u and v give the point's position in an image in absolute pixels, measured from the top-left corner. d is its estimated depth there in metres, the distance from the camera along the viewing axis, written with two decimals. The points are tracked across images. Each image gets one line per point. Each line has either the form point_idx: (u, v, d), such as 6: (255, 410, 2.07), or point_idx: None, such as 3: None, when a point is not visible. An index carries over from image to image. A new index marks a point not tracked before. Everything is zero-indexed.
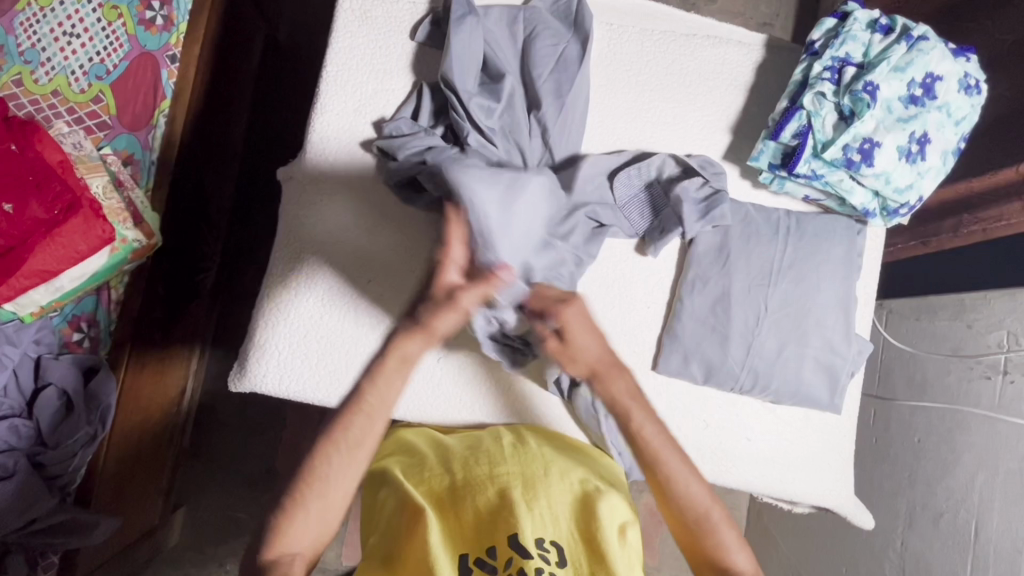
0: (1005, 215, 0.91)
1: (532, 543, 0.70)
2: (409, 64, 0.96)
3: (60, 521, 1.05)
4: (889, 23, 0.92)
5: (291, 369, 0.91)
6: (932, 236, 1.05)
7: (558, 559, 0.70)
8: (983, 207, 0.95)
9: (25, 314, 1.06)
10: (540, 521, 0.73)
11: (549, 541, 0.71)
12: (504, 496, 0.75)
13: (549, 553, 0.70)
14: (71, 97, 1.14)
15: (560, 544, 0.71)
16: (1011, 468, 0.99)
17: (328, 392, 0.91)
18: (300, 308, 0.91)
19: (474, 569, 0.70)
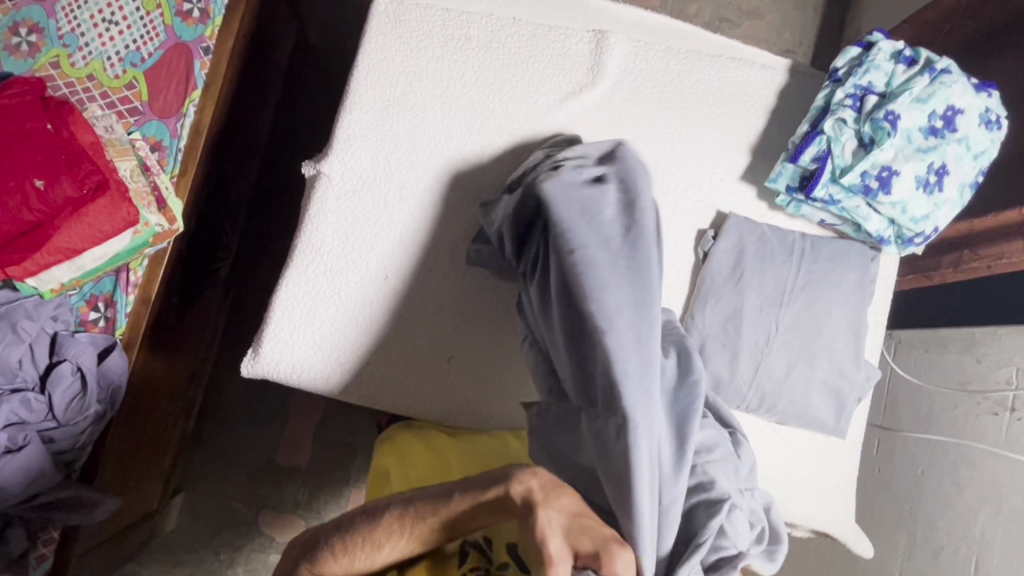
0: (1006, 254, 0.93)
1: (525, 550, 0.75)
2: (437, 67, 0.97)
3: (63, 497, 1.06)
4: (913, 55, 0.93)
5: (301, 359, 0.92)
6: (950, 264, 1.04)
7: None
8: (982, 246, 0.98)
9: (46, 290, 1.08)
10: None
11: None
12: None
13: None
14: (105, 82, 1.17)
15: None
16: (1015, 506, 0.99)
17: (337, 384, 0.93)
18: (313, 299, 0.93)
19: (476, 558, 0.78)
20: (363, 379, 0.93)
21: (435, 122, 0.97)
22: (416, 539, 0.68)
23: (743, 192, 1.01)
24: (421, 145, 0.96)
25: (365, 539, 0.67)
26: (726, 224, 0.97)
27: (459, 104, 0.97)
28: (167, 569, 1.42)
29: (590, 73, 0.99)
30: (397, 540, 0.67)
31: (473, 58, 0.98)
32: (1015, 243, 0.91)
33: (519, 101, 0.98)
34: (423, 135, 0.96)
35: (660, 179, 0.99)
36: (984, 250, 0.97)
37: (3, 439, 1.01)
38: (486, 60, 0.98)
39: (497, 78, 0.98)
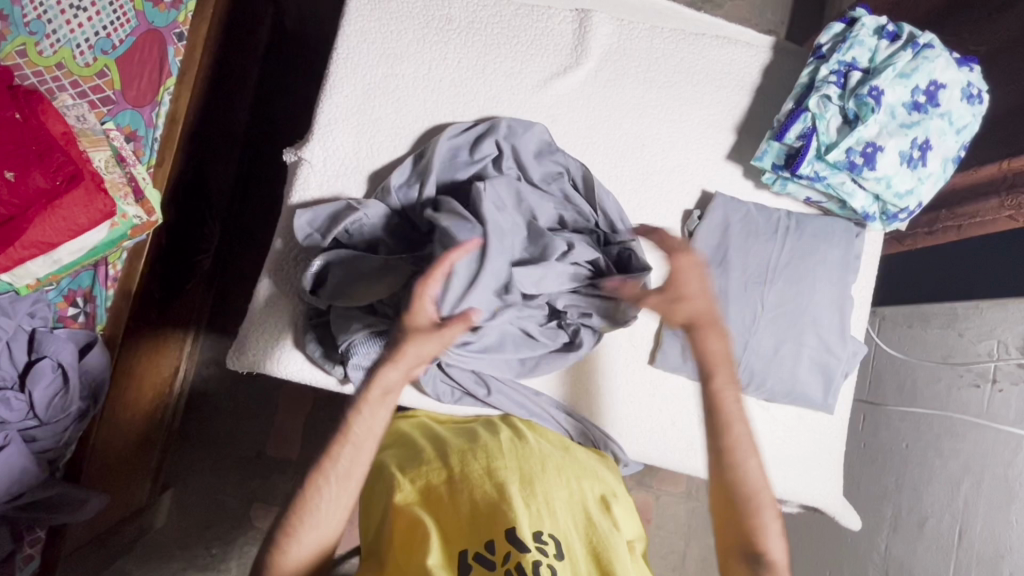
0: (980, 213, 0.96)
1: (530, 537, 0.65)
2: (418, 49, 0.95)
3: (48, 496, 1.05)
4: (896, 30, 0.92)
5: (269, 355, 0.91)
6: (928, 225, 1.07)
7: (557, 551, 0.65)
8: (958, 205, 1.00)
9: (21, 286, 1.05)
10: (537, 516, 0.68)
11: (546, 533, 0.66)
12: (500, 492, 0.69)
13: (547, 545, 0.65)
14: (75, 70, 1.13)
15: (558, 539, 0.67)
16: (996, 475, 1.01)
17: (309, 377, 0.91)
18: (286, 292, 0.92)
19: (473, 565, 0.64)
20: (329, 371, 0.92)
21: (418, 105, 0.95)
22: (342, 483, 0.69)
23: (729, 172, 1.01)
24: (403, 129, 0.94)
25: (297, 512, 0.68)
26: (713, 206, 0.96)
27: (442, 86, 0.95)
28: (160, 566, 1.41)
29: (574, 52, 0.98)
30: (324, 491, 0.68)
31: (456, 39, 0.96)
32: (990, 203, 0.93)
33: (503, 83, 0.96)
34: (405, 120, 0.94)
35: (646, 161, 0.99)
36: (958, 210, 1.00)
37: None
38: (469, 41, 0.96)
39: (479, 59, 0.96)
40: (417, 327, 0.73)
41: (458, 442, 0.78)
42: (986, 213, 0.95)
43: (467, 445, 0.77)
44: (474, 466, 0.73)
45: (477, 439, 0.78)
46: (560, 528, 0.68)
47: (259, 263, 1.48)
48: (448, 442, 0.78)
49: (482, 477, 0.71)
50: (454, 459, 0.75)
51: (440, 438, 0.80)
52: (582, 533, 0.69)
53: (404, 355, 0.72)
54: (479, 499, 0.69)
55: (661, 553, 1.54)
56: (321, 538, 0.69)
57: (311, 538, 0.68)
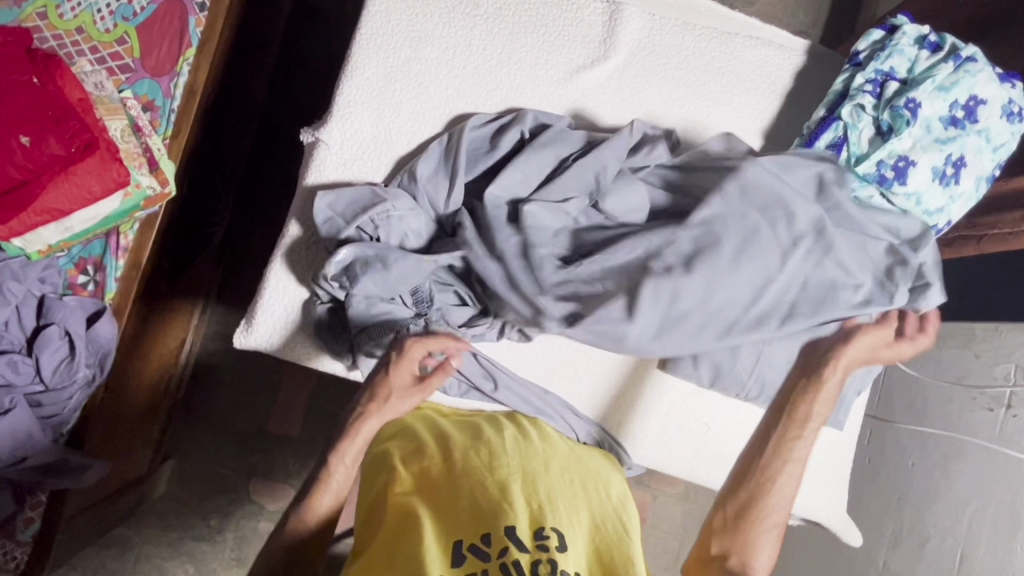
0: (997, 224, 0.91)
1: (530, 534, 0.63)
2: (443, 34, 0.93)
3: (51, 462, 1.06)
4: (938, 41, 0.89)
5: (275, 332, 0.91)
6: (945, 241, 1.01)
7: (559, 544, 0.63)
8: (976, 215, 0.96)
9: (32, 251, 1.05)
10: (539, 511, 0.66)
11: (549, 528, 0.64)
12: (501, 490, 0.68)
13: (549, 539, 0.63)
14: (94, 35, 1.12)
15: (561, 533, 0.64)
16: (1004, 500, 1.00)
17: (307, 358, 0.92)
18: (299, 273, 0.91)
19: (468, 557, 0.62)
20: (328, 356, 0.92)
21: (440, 92, 0.93)
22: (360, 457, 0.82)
23: None
24: (424, 115, 0.92)
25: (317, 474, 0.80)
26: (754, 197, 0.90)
27: (464, 73, 0.93)
28: (158, 534, 1.42)
29: (603, 45, 0.96)
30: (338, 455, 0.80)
31: (482, 25, 0.94)
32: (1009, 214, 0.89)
33: (528, 73, 0.94)
34: (425, 106, 0.92)
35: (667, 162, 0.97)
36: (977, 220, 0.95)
37: None
38: (496, 28, 0.94)
39: (505, 47, 0.94)
40: (401, 389, 0.83)
41: (460, 438, 0.77)
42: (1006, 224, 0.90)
43: (471, 442, 0.76)
44: (475, 463, 0.71)
45: (480, 437, 0.77)
46: (563, 523, 0.66)
47: (270, 241, 1.47)
48: (452, 438, 0.77)
49: (482, 474, 0.70)
50: (455, 457, 0.73)
51: (444, 433, 0.79)
52: (587, 533, 0.68)
53: (389, 400, 0.83)
54: (476, 494, 0.67)
55: (655, 553, 1.54)
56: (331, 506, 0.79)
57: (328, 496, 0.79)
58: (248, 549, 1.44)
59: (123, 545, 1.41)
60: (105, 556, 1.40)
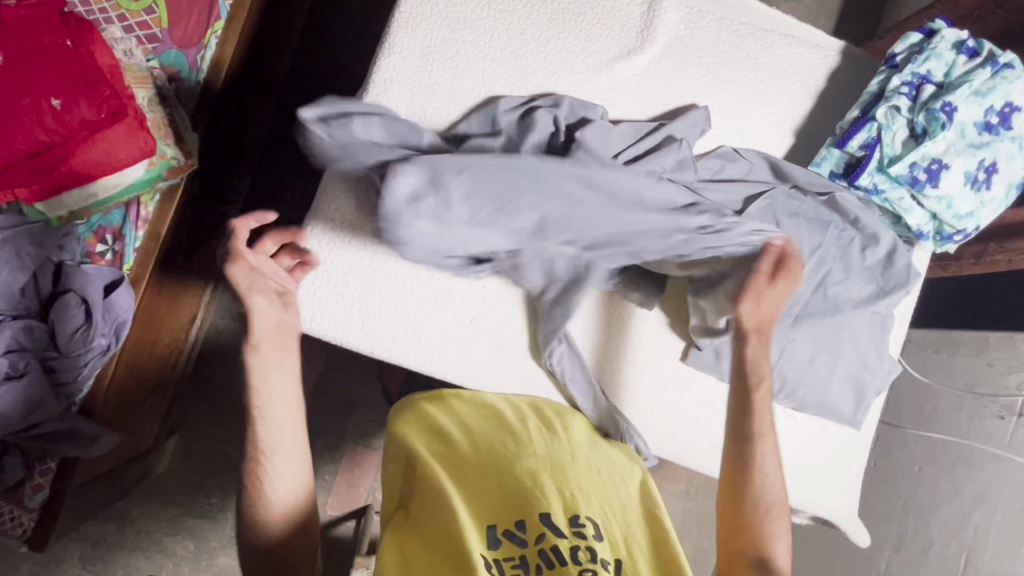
0: None
1: (565, 522, 0.63)
2: (481, 16, 0.93)
3: (62, 429, 1.06)
4: (976, 46, 0.89)
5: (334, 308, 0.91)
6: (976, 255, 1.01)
7: (596, 534, 0.63)
8: (1008, 240, 0.97)
9: (53, 217, 1.08)
10: (571, 500, 0.66)
11: (583, 516, 0.64)
12: (533, 477, 0.67)
13: (585, 529, 0.63)
14: (123, 4, 1.11)
15: (596, 522, 0.65)
16: (1010, 508, 1.02)
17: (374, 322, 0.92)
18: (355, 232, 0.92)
19: (502, 541, 0.63)
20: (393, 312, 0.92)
21: (476, 74, 0.93)
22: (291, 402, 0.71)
23: None
24: (458, 97, 0.92)
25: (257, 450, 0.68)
26: (762, 192, 0.91)
27: (501, 57, 0.93)
28: (160, 510, 1.42)
29: (639, 36, 0.96)
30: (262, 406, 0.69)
31: (521, 9, 0.94)
32: None
33: (564, 60, 0.94)
34: (462, 88, 0.92)
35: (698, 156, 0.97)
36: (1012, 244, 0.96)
37: (4, 365, 1.01)
38: (534, 14, 0.94)
39: (543, 33, 0.94)
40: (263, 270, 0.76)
41: (485, 426, 0.76)
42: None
43: (496, 429, 0.75)
44: (503, 451, 0.71)
45: (505, 424, 0.76)
46: (597, 513, 0.66)
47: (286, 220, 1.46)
48: (476, 423, 0.77)
49: (511, 461, 0.69)
50: (481, 443, 0.73)
51: (468, 420, 0.78)
52: (619, 523, 0.68)
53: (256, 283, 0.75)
54: (507, 480, 0.67)
55: None
56: (292, 493, 0.68)
57: (280, 487, 0.67)
58: None
59: (124, 519, 1.40)
60: (106, 529, 1.40)
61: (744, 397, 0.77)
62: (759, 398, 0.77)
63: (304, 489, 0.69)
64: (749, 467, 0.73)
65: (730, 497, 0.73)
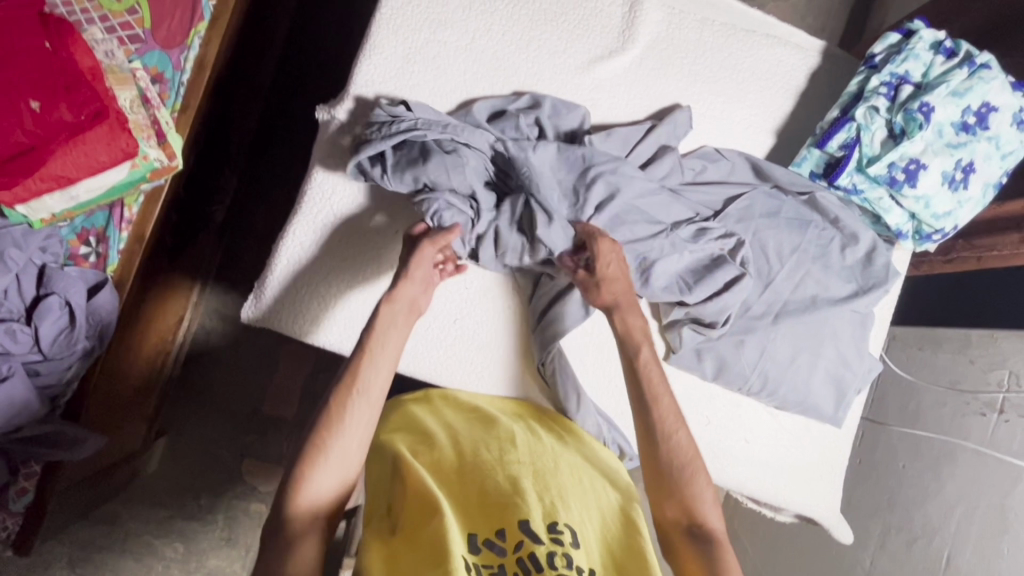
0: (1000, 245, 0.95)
1: (544, 528, 0.63)
2: (462, 18, 0.93)
3: (46, 432, 1.05)
4: (953, 47, 0.90)
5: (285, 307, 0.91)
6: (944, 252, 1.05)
7: (572, 541, 0.63)
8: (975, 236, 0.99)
9: (36, 220, 1.04)
10: (551, 508, 0.65)
11: (561, 524, 0.64)
12: (514, 484, 0.67)
13: (562, 536, 0.63)
14: (105, 4, 1.10)
15: (573, 530, 0.64)
16: (993, 503, 1.02)
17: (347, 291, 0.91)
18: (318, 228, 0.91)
19: (483, 551, 0.62)
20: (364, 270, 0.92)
21: (457, 75, 0.93)
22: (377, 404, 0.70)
23: None
24: (440, 98, 0.92)
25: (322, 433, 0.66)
26: (742, 193, 0.93)
27: (483, 58, 0.93)
28: (149, 512, 1.41)
29: (621, 37, 0.96)
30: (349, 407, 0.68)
31: (502, 10, 0.94)
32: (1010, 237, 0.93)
33: (545, 61, 0.94)
34: (443, 89, 0.92)
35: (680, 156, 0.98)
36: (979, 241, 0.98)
37: None
38: (516, 14, 0.94)
39: (524, 34, 0.94)
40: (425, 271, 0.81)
41: (471, 432, 0.76)
42: (1004, 245, 0.94)
43: (481, 434, 0.75)
44: (486, 457, 0.71)
45: (490, 430, 0.76)
46: (576, 521, 0.65)
47: (273, 221, 1.46)
48: (462, 430, 0.77)
49: (494, 468, 0.69)
50: (466, 450, 0.73)
51: (454, 426, 0.78)
52: (596, 529, 0.68)
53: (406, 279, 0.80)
54: (490, 486, 0.67)
55: None
56: (338, 489, 0.66)
57: (327, 482, 0.65)
58: (238, 528, 1.44)
59: (113, 521, 1.40)
60: (95, 532, 1.39)
61: (649, 406, 0.75)
62: (655, 390, 0.76)
63: (347, 484, 0.67)
64: (664, 456, 0.73)
65: (657, 481, 0.73)
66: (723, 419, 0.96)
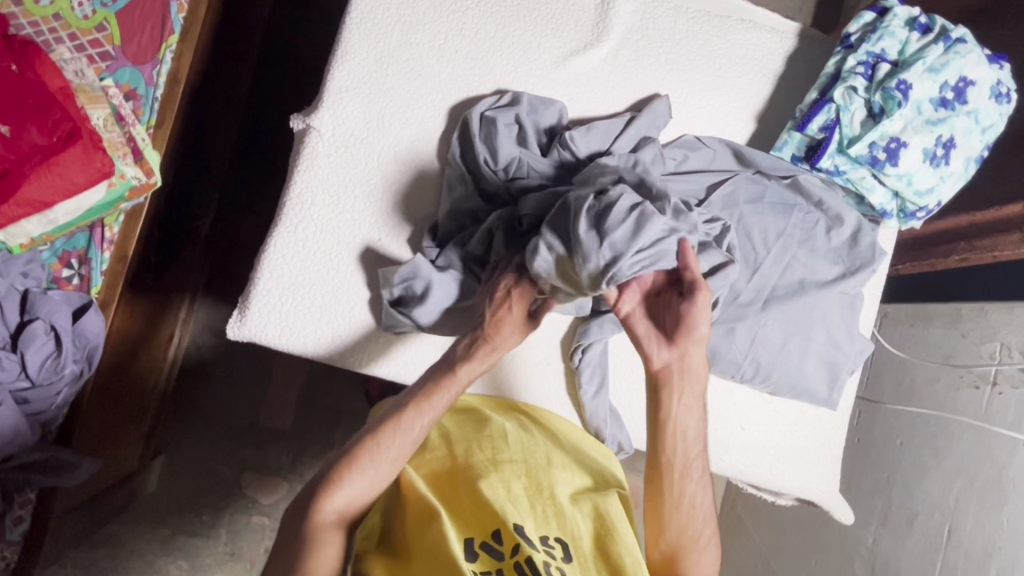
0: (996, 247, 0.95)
1: (536, 540, 0.63)
2: (433, 19, 0.92)
3: (38, 460, 1.04)
4: (929, 22, 0.90)
5: (320, 329, 0.89)
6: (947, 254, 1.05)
7: (563, 555, 0.63)
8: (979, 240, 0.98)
9: (14, 246, 1.03)
10: (543, 518, 0.66)
11: (553, 537, 0.64)
12: (507, 489, 0.66)
13: (554, 549, 0.63)
14: (73, 22, 1.08)
15: (565, 540, 0.64)
16: (989, 476, 1.02)
17: (359, 232, 0.90)
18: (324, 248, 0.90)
19: (479, 553, 0.62)
20: (368, 213, 0.90)
21: (432, 77, 0.92)
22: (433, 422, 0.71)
23: None
24: (416, 101, 0.91)
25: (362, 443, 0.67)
26: (725, 179, 0.92)
27: (457, 58, 0.92)
28: (151, 531, 1.40)
29: (595, 29, 0.95)
30: (404, 422, 0.69)
31: (474, 9, 0.93)
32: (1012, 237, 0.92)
33: (520, 57, 0.93)
34: (418, 91, 0.91)
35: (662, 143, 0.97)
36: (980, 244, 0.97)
37: None
38: (488, 12, 0.93)
39: (497, 31, 0.93)
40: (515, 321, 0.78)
41: (463, 430, 0.74)
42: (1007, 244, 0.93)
43: (474, 434, 0.73)
44: (479, 459, 0.70)
45: (484, 427, 0.74)
46: (569, 526, 0.65)
47: (258, 233, 1.45)
48: (453, 427, 0.75)
49: (487, 470, 0.68)
50: (460, 451, 0.71)
51: (446, 422, 0.77)
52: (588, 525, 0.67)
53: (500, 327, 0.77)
54: (483, 490, 0.66)
55: None
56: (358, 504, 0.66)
57: (355, 494, 0.66)
58: (242, 543, 1.43)
59: (115, 543, 1.39)
60: (97, 555, 1.37)
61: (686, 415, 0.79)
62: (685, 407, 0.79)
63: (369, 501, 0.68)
64: (683, 465, 0.77)
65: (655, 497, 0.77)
66: (718, 409, 0.96)
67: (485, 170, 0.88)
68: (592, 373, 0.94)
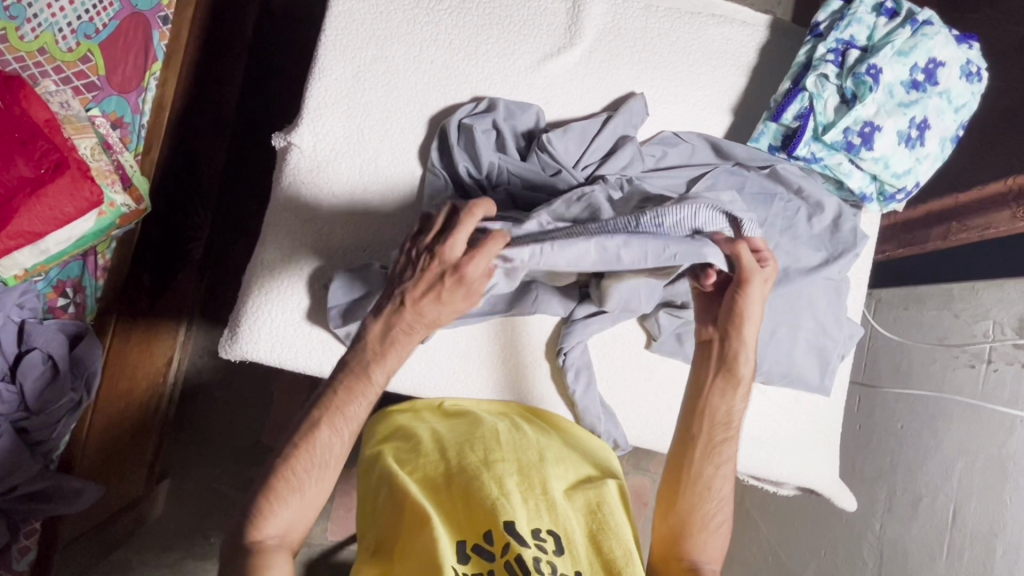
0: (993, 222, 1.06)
1: (528, 534, 0.64)
2: (408, 31, 0.93)
3: (40, 489, 1.05)
4: (895, 7, 0.91)
5: (309, 343, 0.90)
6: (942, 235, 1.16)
7: (555, 549, 0.63)
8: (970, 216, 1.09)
9: (7, 277, 1.02)
10: (535, 512, 0.66)
11: (545, 530, 0.65)
12: (499, 486, 0.67)
13: (546, 542, 0.64)
14: (58, 56, 1.10)
15: (557, 534, 0.65)
16: (990, 454, 1.02)
17: (348, 232, 0.92)
18: (317, 259, 0.91)
19: (472, 556, 0.63)
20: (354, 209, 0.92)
21: (408, 87, 0.93)
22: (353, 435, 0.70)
23: None
24: (396, 111, 0.93)
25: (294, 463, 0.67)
26: (704, 172, 0.93)
27: (434, 68, 0.93)
28: (159, 556, 1.41)
29: (567, 33, 0.96)
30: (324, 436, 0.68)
31: (447, 20, 0.94)
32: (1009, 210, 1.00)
33: (495, 64, 0.95)
34: (396, 102, 0.93)
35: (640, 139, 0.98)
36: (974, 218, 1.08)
37: None
38: (461, 21, 0.94)
39: (471, 39, 0.94)
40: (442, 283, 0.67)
41: (457, 432, 0.75)
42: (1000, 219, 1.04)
43: (464, 436, 0.74)
44: (472, 460, 0.70)
45: (475, 430, 0.75)
46: (560, 521, 0.66)
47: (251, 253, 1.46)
48: (446, 431, 0.76)
49: (479, 469, 0.69)
50: (452, 454, 0.72)
51: (439, 427, 0.78)
52: (581, 520, 0.68)
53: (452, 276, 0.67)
54: (476, 488, 0.67)
55: None
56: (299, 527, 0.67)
57: (290, 517, 0.66)
58: None
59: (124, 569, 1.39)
60: None
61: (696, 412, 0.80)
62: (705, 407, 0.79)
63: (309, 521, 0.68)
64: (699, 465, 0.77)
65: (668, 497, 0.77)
66: None
67: (467, 179, 0.88)
68: (577, 373, 0.95)
